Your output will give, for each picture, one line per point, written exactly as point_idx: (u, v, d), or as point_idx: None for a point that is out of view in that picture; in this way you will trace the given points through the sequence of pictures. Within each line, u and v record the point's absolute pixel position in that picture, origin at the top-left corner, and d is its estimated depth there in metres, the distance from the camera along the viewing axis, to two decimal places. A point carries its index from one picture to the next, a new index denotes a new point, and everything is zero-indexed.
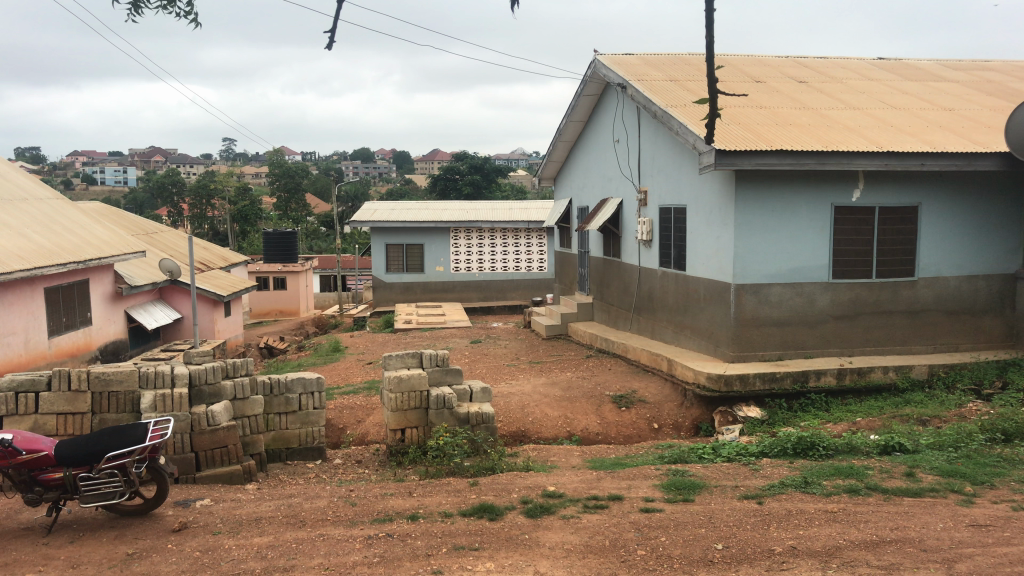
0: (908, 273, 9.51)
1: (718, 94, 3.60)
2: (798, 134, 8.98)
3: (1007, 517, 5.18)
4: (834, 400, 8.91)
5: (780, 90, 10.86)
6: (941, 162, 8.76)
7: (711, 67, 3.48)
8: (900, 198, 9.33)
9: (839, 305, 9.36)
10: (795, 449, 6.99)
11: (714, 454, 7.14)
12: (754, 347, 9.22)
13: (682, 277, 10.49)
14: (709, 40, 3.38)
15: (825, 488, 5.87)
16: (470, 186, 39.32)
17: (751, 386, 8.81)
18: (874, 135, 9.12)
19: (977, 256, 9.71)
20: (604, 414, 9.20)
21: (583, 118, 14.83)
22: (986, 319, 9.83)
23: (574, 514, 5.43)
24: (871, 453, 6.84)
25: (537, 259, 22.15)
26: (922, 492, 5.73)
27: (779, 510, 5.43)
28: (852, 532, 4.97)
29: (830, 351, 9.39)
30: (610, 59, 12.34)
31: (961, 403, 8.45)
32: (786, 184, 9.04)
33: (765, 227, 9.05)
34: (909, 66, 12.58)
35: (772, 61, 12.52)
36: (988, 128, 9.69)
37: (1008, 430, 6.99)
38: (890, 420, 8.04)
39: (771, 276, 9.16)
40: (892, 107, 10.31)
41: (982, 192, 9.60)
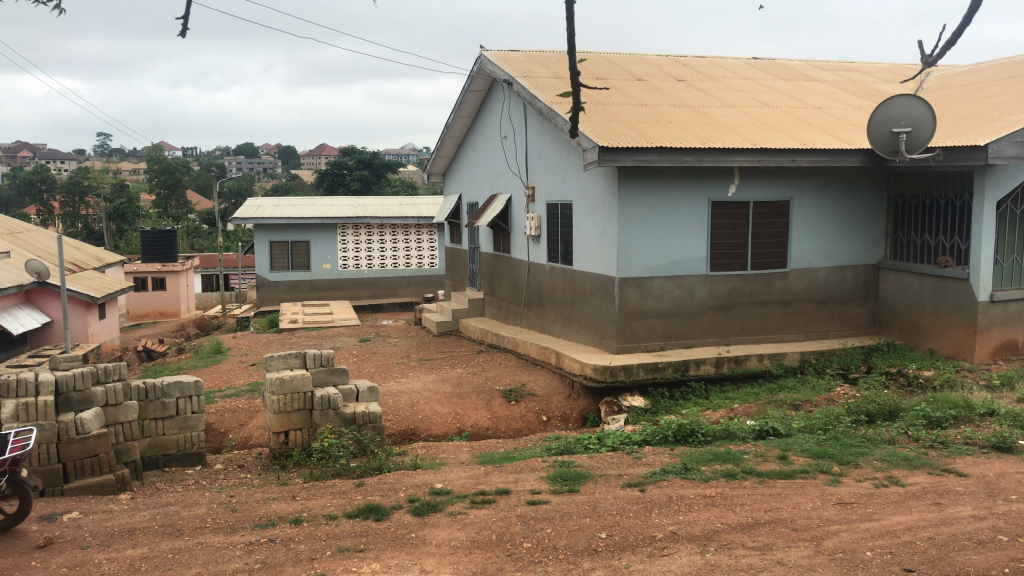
0: (781, 264, 9.94)
1: (582, 91, 3.62)
2: (678, 131, 9.23)
3: (870, 494, 5.48)
4: (712, 387, 9.22)
5: (661, 87, 11.14)
6: (809, 158, 9.19)
7: (575, 62, 3.49)
8: (772, 193, 9.74)
9: (717, 296, 9.70)
10: (676, 437, 7.16)
11: (599, 444, 7.26)
12: (638, 338, 9.43)
13: (568, 271, 10.66)
14: (571, 34, 3.40)
15: (704, 473, 6.07)
16: (359, 181, 38.75)
17: (634, 376, 8.98)
18: (750, 132, 9.48)
19: (843, 248, 10.23)
20: (493, 408, 9.25)
21: (470, 114, 14.81)
22: (852, 307, 10.37)
23: (461, 511, 5.43)
24: (747, 438, 7.11)
25: (428, 255, 22.08)
26: (794, 473, 6.00)
27: (661, 496, 5.58)
28: (729, 516, 5.16)
29: (709, 340, 9.73)
30: (495, 55, 12.36)
31: (830, 388, 8.90)
32: (667, 179, 9.28)
33: (647, 222, 9.26)
34: (782, 66, 13.10)
35: (652, 59, 12.79)
36: (852, 126, 10.20)
37: (871, 412, 7.39)
38: (765, 406, 8.39)
39: (653, 269, 9.38)
40: (766, 106, 10.72)
41: (848, 187, 10.12)
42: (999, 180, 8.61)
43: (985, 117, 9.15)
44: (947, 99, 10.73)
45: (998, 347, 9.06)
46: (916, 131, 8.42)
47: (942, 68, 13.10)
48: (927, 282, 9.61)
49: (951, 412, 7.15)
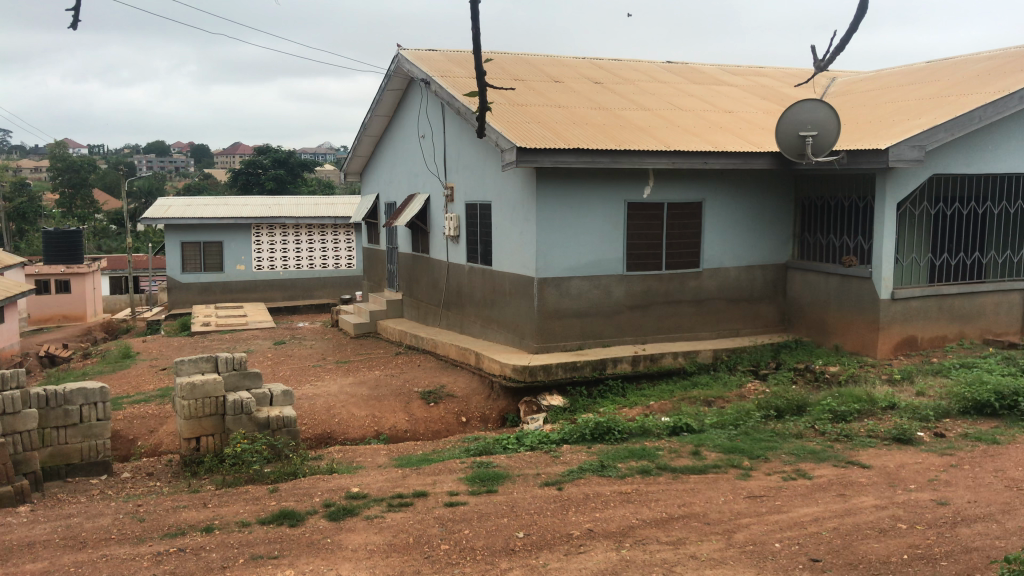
0: (694, 264, 10.16)
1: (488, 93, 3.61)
2: (594, 133, 9.34)
3: (778, 487, 5.65)
4: (629, 385, 9.36)
5: (577, 90, 11.25)
6: (721, 160, 9.41)
7: (479, 65, 3.48)
8: (686, 195, 9.94)
9: (633, 296, 9.85)
10: (593, 434, 7.24)
11: (517, 443, 7.29)
12: (556, 337, 9.49)
13: (487, 272, 10.68)
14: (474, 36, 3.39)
15: (620, 470, 6.15)
16: (274, 180, 38.03)
17: (553, 375, 9.04)
18: (664, 135, 9.65)
19: (754, 248, 10.52)
20: (412, 410, 9.20)
21: (388, 113, 14.69)
22: (762, 305, 10.67)
23: (378, 514, 5.38)
24: (662, 435, 7.25)
25: (345, 256, 21.83)
26: (707, 468, 6.14)
27: (578, 494, 5.63)
28: (644, 511, 5.24)
29: (626, 339, 9.87)
30: (413, 54, 12.28)
31: (741, 384, 9.14)
32: (584, 180, 9.38)
33: (564, 223, 9.34)
34: (695, 70, 13.39)
35: (569, 61, 12.91)
36: (762, 130, 10.49)
37: (780, 407, 7.61)
38: (680, 402, 8.56)
39: (571, 269, 9.46)
40: (680, 109, 10.94)
41: (758, 188, 10.41)
42: (899, 183, 8.98)
43: (886, 123, 9.53)
44: (851, 104, 11.13)
45: (899, 343, 9.44)
46: (821, 134, 8.71)
47: (845, 75, 13.59)
48: (832, 280, 9.95)
49: (854, 406, 7.43)
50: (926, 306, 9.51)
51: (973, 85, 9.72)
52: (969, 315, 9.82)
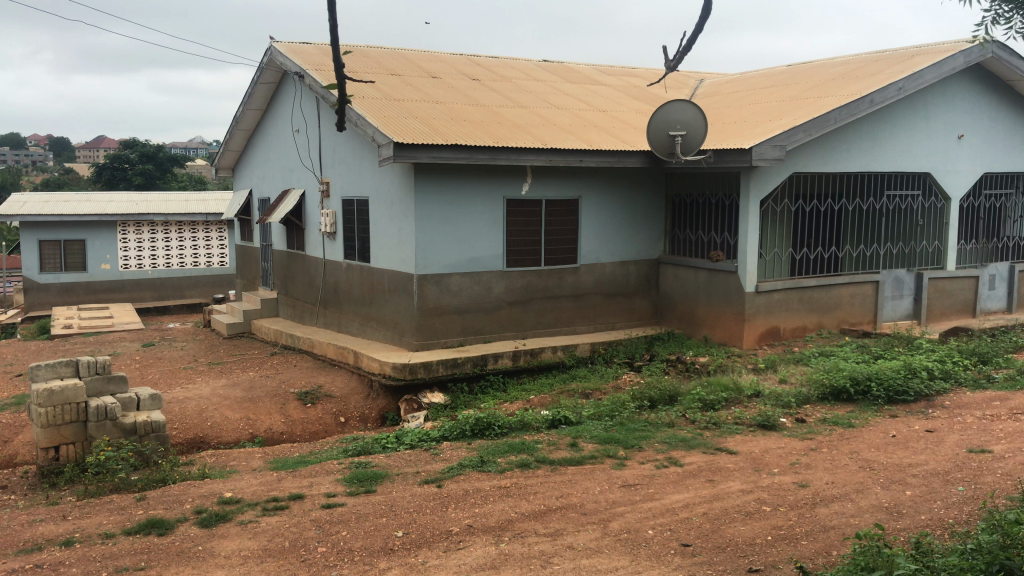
0: (572, 260, 10.34)
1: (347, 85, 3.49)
2: (472, 129, 9.36)
3: (652, 475, 5.82)
4: (509, 380, 9.44)
5: (455, 86, 11.24)
6: (596, 158, 9.62)
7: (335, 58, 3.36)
8: (563, 192, 10.10)
9: (512, 292, 9.93)
10: (473, 430, 7.27)
11: (397, 442, 7.24)
12: (436, 334, 9.46)
13: (366, 269, 10.55)
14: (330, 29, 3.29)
15: (499, 465, 6.20)
16: (141, 176, 36.36)
17: (434, 372, 9.01)
18: (541, 132, 9.78)
19: (628, 244, 10.79)
20: (289, 412, 8.99)
21: (260, 107, 14.27)
22: (637, 299, 10.97)
23: (252, 519, 5.24)
24: (541, 428, 7.34)
25: (218, 254, 21.16)
26: (584, 460, 6.26)
27: (457, 491, 5.65)
28: (522, 505, 5.31)
29: (506, 334, 9.95)
30: (286, 47, 11.98)
31: (617, 376, 9.38)
32: (462, 177, 9.39)
33: (443, 220, 9.32)
34: (570, 68, 13.59)
35: (447, 57, 12.88)
36: (635, 129, 10.77)
37: (653, 397, 7.85)
38: (558, 395, 8.70)
39: (451, 266, 9.46)
40: (556, 107, 11.10)
41: (632, 186, 10.69)
42: (762, 182, 9.40)
43: (750, 123, 9.96)
44: (718, 105, 11.57)
45: (764, 333, 9.89)
46: (691, 133, 9.02)
47: (713, 76, 14.10)
48: (702, 274, 10.33)
49: (723, 395, 7.74)
50: (787, 298, 10.00)
51: (829, 89, 10.28)
52: (826, 306, 10.37)
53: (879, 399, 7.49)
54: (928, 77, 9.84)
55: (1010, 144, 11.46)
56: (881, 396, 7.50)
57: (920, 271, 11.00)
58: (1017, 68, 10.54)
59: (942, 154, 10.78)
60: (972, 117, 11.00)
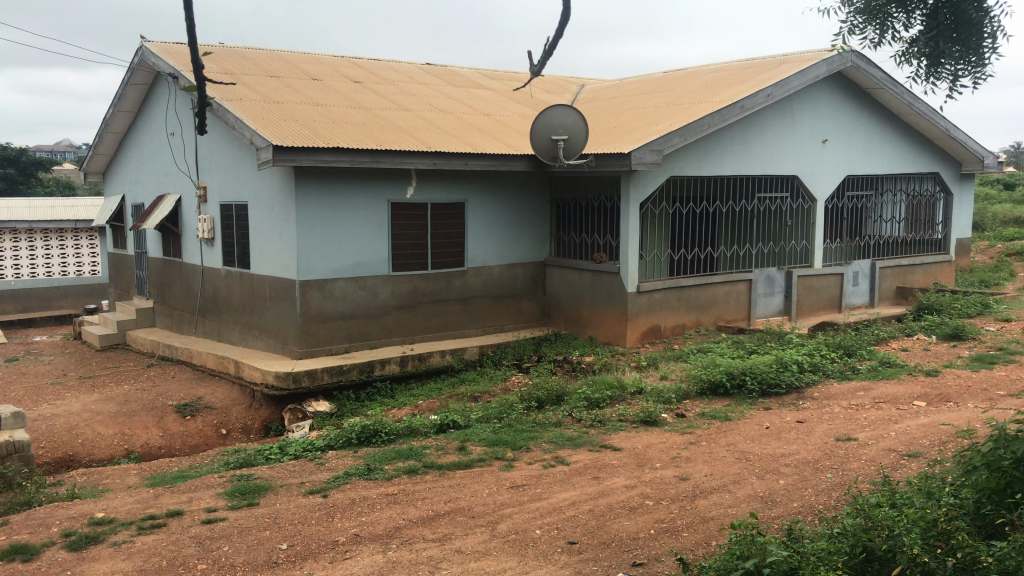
0: (459, 263, 10.34)
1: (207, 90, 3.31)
2: (354, 132, 9.24)
3: (539, 475, 5.88)
4: (397, 386, 9.36)
5: (337, 88, 11.08)
6: (480, 162, 9.65)
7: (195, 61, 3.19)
8: (448, 195, 10.10)
9: (399, 296, 9.86)
10: (360, 438, 7.17)
11: (281, 453, 7.07)
12: (321, 341, 9.28)
13: (246, 275, 10.26)
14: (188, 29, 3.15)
15: (386, 472, 6.14)
16: (3, 181, 34.24)
17: (319, 380, 8.84)
18: (424, 136, 9.75)
19: (514, 247, 10.87)
20: (166, 426, 8.65)
21: (132, 108, 13.69)
22: (524, 301, 11.06)
23: (126, 539, 5.02)
24: (429, 433, 7.30)
25: (89, 264, 20.17)
26: (472, 463, 6.27)
27: (343, 500, 5.55)
28: (410, 511, 5.27)
29: (393, 339, 9.86)
30: (158, 47, 11.54)
31: (506, 378, 9.43)
32: (345, 181, 9.26)
33: (326, 225, 9.17)
34: (454, 72, 13.59)
35: (328, 59, 12.67)
36: (518, 133, 10.88)
37: (540, 398, 7.93)
38: (447, 400, 8.68)
39: (334, 271, 9.31)
40: (439, 110, 11.08)
41: (517, 189, 10.78)
42: (641, 184, 9.64)
43: (629, 128, 10.20)
44: (599, 110, 11.81)
45: (645, 332, 10.14)
46: (572, 138, 9.17)
47: (593, 82, 14.38)
48: (586, 276, 10.51)
49: (607, 393, 7.90)
50: (667, 298, 10.29)
51: (703, 95, 10.65)
52: (704, 304, 10.72)
53: (753, 393, 7.81)
54: (794, 84, 10.33)
55: (869, 148, 12.14)
56: (755, 389, 7.82)
57: (791, 270, 11.52)
58: (874, 76, 11.18)
59: (808, 158, 11.33)
60: (835, 122, 11.60)
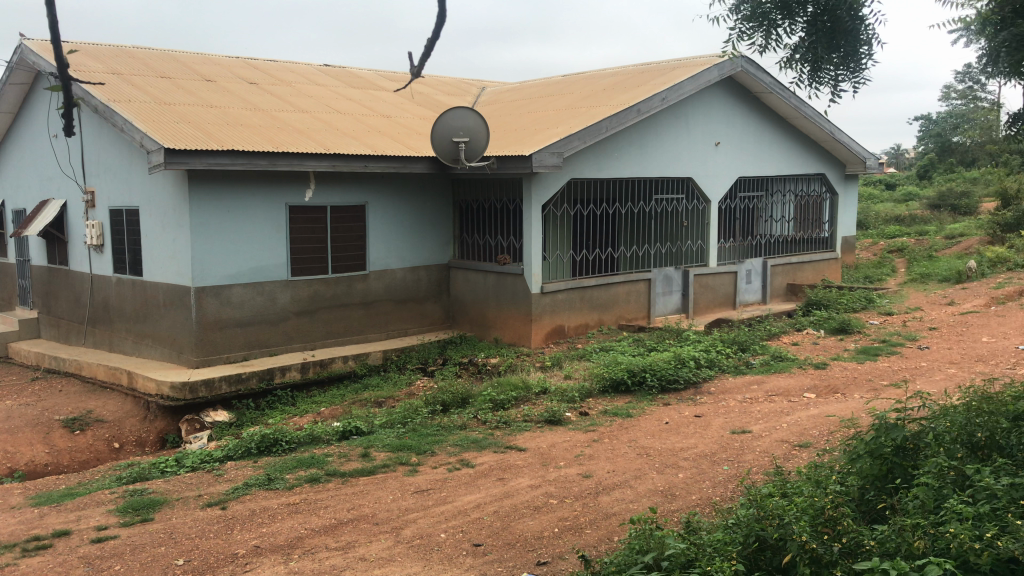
0: (360, 267, 10.22)
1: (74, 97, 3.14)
2: (250, 134, 9.03)
3: (444, 479, 5.87)
4: (298, 393, 9.18)
5: (231, 89, 10.80)
6: (380, 164, 9.57)
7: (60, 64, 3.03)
8: (348, 198, 9.97)
9: (298, 302, 9.68)
10: (259, 448, 6.99)
11: (176, 465, 6.84)
12: (218, 349, 9.02)
13: (138, 283, 9.89)
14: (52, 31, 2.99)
15: (287, 481, 6.02)
16: None
17: (216, 390, 8.60)
18: (323, 138, 9.60)
19: (417, 249, 10.81)
20: (53, 441, 8.28)
21: (11, 109, 13.02)
22: (428, 304, 11.01)
23: (9, 563, 4.76)
24: (331, 440, 7.19)
25: None
26: (375, 469, 6.20)
27: (242, 512, 5.41)
28: (312, 520, 5.17)
29: (294, 346, 9.66)
30: (39, 46, 11.01)
31: (410, 382, 9.37)
32: (241, 184, 9.04)
33: (222, 229, 8.93)
34: (352, 74, 13.43)
35: (221, 59, 12.34)
36: (419, 135, 10.83)
37: (445, 401, 7.90)
38: (350, 406, 8.56)
39: (231, 277, 9.07)
40: (337, 112, 10.93)
41: (418, 191, 10.72)
42: (542, 186, 9.73)
43: (529, 130, 10.29)
44: (499, 113, 11.86)
45: (549, 332, 10.23)
46: (473, 140, 9.17)
47: (494, 85, 14.44)
48: (489, 278, 10.54)
49: (512, 394, 7.94)
50: (570, 298, 10.40)
51: (601, 98, 10.83)
52: (605, 304, 10.89)
53: (653, 389, 7.98)
54: (688, 88, 10.62)
55: (760, 151, 12.57)
56: (655, 386, 7.99)
57: (688, 269, 11.82)
58: (763, 81, 11.58)
59: (703, 160, 11.65)
60: (727, 126, 11.96)
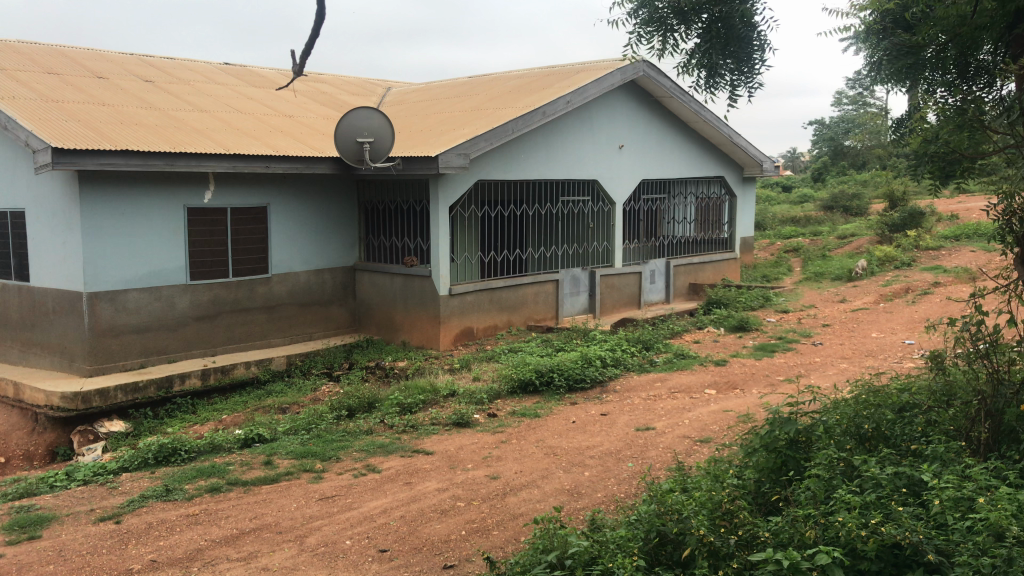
0: (263, 270, 10.00)
1: None
2: (144, 134, 8.72)
3: (349, 485, 5.78)
4: (199, 401, 8.91)
5: (124, 87, 10.41)
6: (283, 165, 9.38)
7: None
8: (249, 199, 9.74)
9: (198, 306, 9.39)
10: (157, 458, 6.75)
11: (68, 479, 6.54)
12: (113, 357, 8.68)
13: (25, 289, 9.42)
14: None
15: (186, 492, 5.83)
16: None
17: (112, 399, 8.27)
18: (222, 138, 9.35)
19: (321, 252, 10.64)
20: None
21: None
22: (333, 307, 10.85)
23: None
24: (233, 448, 7.01)
25: None
26: (279, 477, 6.07)
27: (138, 525, 5.21)
28: (212, 531, 5.03)
29: (193, 352, 9.38)
30: None
31: (315, 388, 9.21)
32: (136, 185, 8.72)
33: (115, 232, 8.59)
34: (253, 72, 13.11)
35: (114, 55, 11.88)
36: (323, 135, 10.67)
37: (351, 406, 7.79)
38: (253, 413, 8.37)
39: (126, 281, 8.74)
40: (237, 111, 10.66)
41: (322, 193, 10.55)
42: (449, 188, 9.70)
43: (435, 132, 10.25)
44: (404, 114, 11.77)
45: (458, 334, 10.21)
46: (377, 140, 9.10)
47: (400, 85, 14.33)
48: (396, 280, 10.46)
49: (419, 397, 7.89)
50: (478, 300, 10.40)
51: (506, 100, 10.88)
52: (513, 305, 10.93)
53: (561, 389, 8.05)
54: (591, 92, 10.76)
55: (662, 154, 12.84)
56: (562, 385, 8.06)
57: (593, 269, 11.97)
58: (664, 85, 11.84)
59: (607, 162, 11.82)
60: (630, 128, 12.17)
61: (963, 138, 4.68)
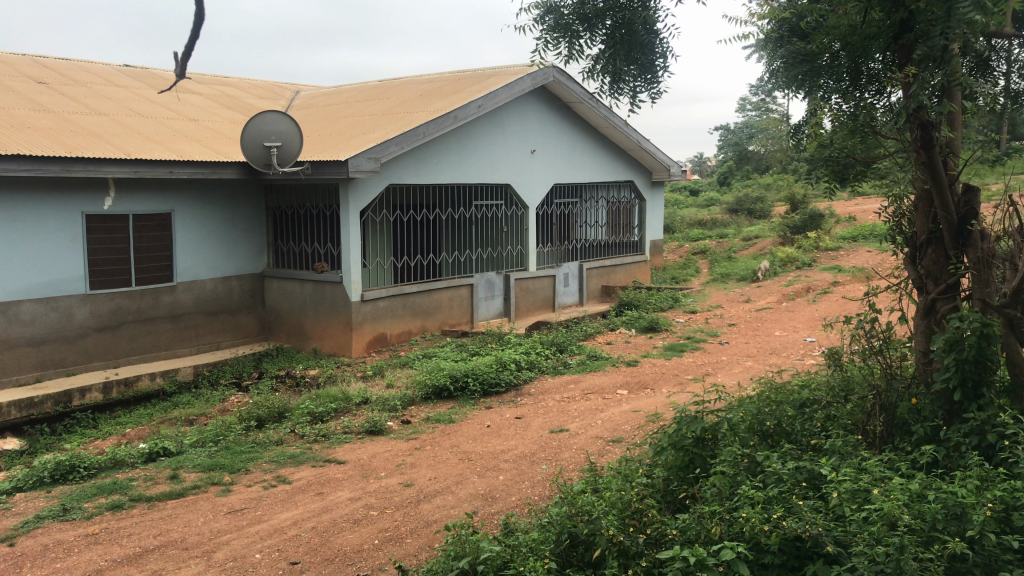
0: (167, 278, 9.70)
1: None
2: (38, 137, 8.36)
3: (259, 497, 5.65)
4: (100, 415, 8.56)
5: (16, 89, 9.96)
6: (187, 170, 9.13)
7: None
8: (153, 205, 9.44)
9: (98, 317, 9.05)
10: (54, 476, 6.45)
11: None
12: (6, 371, 8.27)
13: None
14: None
15: (86, 511, 5.59)
16: None
17: (5, 416, 7.87)
18: (122, 142, 9.04)
19: (228, 259, 10.39)
20: None
21: None
22: (242, 316, 10.60)
23: None
24: (136, 463, 6.77)
25: None
26: (185, 491, 5.89)
27: (33, 547, 4.98)
28: (114, 551, 4.84)
29: (94, 364, 9.03)
30: None
31: (224, 398, 8.97)
32: (30, 192, 8.35)
33: (7, 241, 8.20)
34: (155, 74, 12.71)
35: (4, 55, 11.35)
36: (229, 139, 10.42)
37: (261, 416, 7.61)
38: (158, 426, 8.10)
39: (19, 292, 8.35)
40: (138, 115, 10.32)
41: (229, 198, 10.31)
42: (360, 193, 9.59)
43: (344, 136, 10.13)
44: (313, 118, 11.59)
45: (371, 340, 10.10)
46: (285, 145, 8.97)
47: (309, 89, 14.11)
48: (306, 286, 10.30)
49: (331, 406, 7.77)
50: (391, 305, 10.32)
51: (417, 104, 10.83)
52: (427, 310, 10.87)
53: (475, 394, 8.04)
54: (502, 96, 10.81)
55: (574, 158, 12.98)
56: (477, 390, 8.05)
57: (507, 273, 12.01)
58: (574, 91, 11.98)
59: (519, 167, 11.89)
60: (542, 133, 12.27)
61: (856, 144, 4.96)
